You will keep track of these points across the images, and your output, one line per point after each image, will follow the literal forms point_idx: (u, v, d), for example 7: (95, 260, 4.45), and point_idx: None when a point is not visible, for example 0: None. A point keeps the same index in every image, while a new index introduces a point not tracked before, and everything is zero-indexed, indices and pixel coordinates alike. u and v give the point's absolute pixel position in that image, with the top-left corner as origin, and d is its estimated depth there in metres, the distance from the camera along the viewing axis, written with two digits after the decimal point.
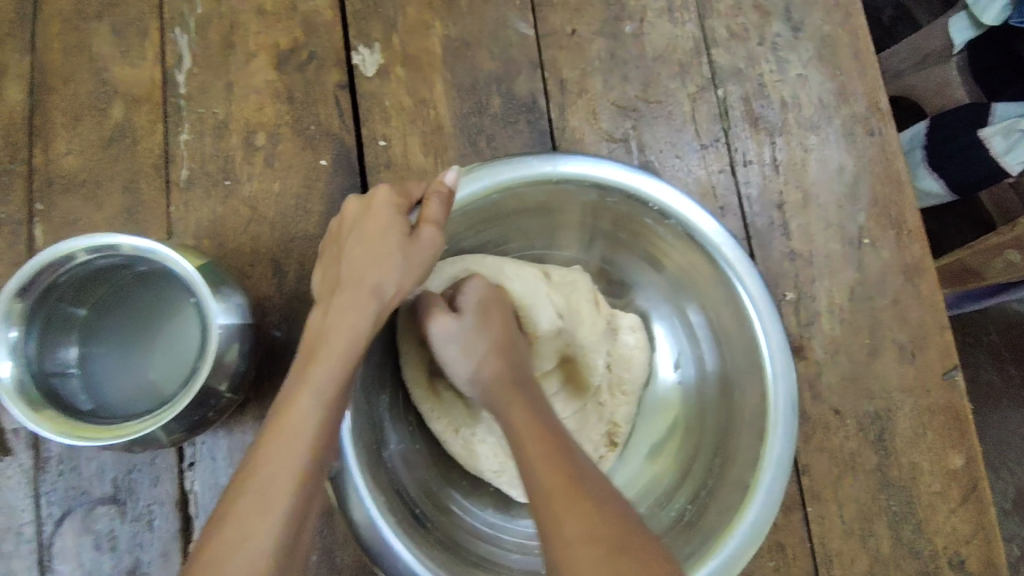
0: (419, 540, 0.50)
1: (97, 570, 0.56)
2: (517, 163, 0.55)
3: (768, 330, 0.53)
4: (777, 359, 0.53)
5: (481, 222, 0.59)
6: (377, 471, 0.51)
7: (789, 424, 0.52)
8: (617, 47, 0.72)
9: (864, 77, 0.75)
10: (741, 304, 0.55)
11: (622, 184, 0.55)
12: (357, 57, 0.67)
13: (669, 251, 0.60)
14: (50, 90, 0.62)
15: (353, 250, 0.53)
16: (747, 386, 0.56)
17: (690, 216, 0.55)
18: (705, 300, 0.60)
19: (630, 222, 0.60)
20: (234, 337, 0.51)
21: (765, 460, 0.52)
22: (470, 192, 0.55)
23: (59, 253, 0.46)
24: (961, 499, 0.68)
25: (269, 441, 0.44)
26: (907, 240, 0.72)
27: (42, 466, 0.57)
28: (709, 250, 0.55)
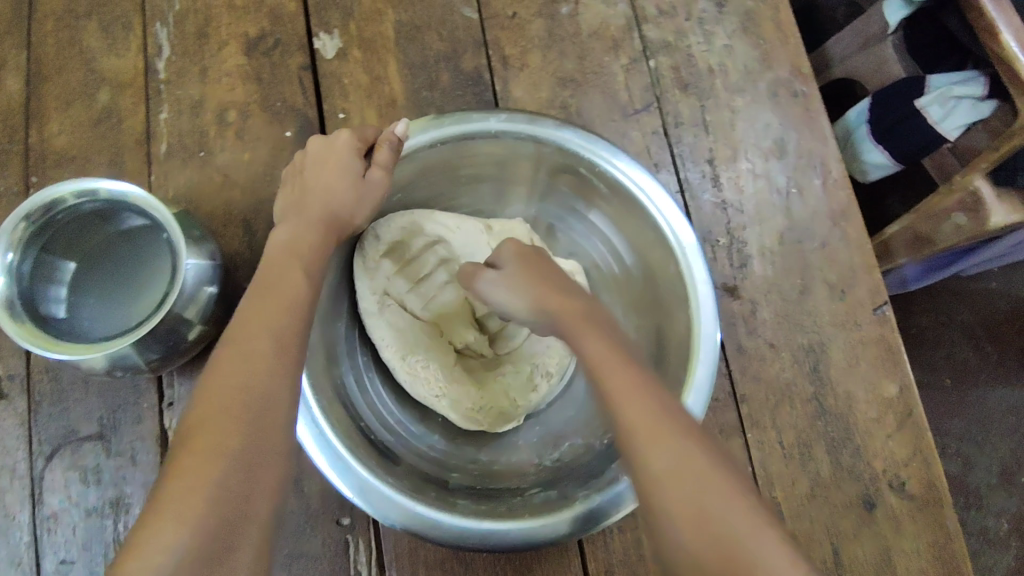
0: (368, 453, 0.55)
1: (84, 500, 0.61)
2: (463, 116, 0.61)
3: (694, 268, 0.59)
4: (702, 295, 0.58)
5: (433, 171, 0.66)
6: (326, 383, 0.56)
7: (714, 348, 0.57)
8: (555, 27, 0.79)
9: (786, 45, 0.82)
10: (668, 244, 0.60)
11: (557, 139, 0.61)
12: (318, 43, 0.75)
13: (606, 198, 0.65)
14: (45, 79, 0.71)
15: (314, 182, 0.61)
16: (680, 319, 0.60)
17: (620, 166, 0.61)
18: (642, 242, 0.65)
19: (570, 177, 0.66)
20: (207, 276, 0.58)
21: (689, 384, 0.56)
22: (419, 141, 0.61)
23: (48, 197, 0.53)
24: (896, 424, 0.72)
25: (255, 313, 0.49)
26: (833, 188, 0.78)
27: (35, 408, 0.63)
28: (637, 197, 0.61)
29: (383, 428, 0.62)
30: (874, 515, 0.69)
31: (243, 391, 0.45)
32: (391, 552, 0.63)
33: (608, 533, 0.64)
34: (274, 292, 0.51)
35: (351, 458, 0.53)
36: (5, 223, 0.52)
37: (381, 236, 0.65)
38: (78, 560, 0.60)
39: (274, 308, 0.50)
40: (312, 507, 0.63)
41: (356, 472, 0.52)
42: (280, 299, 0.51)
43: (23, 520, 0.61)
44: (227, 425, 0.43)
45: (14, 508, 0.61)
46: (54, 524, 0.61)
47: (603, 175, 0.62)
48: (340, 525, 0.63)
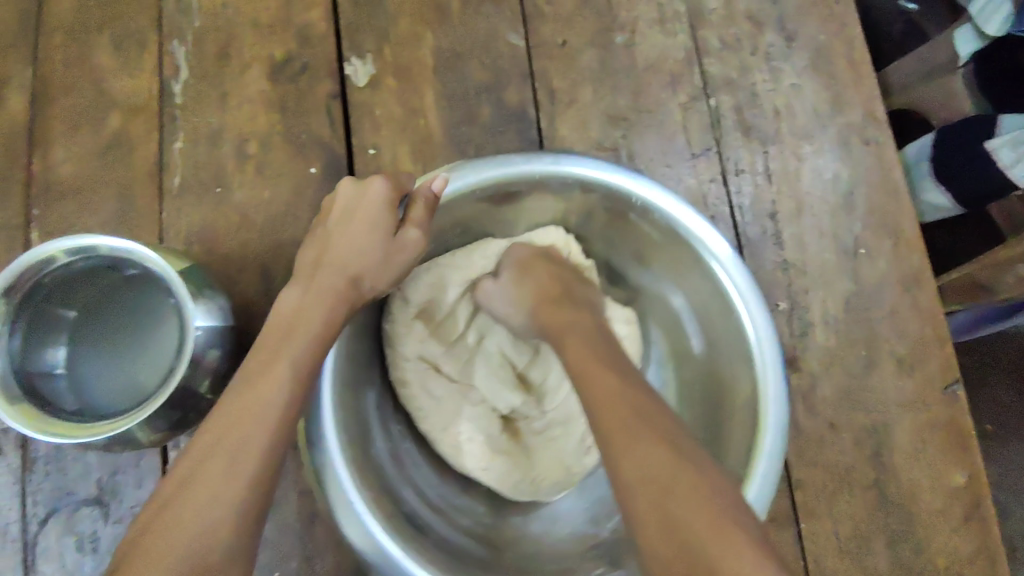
0: (416, 536, 0.50)
1: (79, 570, 0.56)
2: (503, 161, 0.54)
3: (756, 324, 0.52)
4: (768, 355, 0.52)
5: (470, 216, 0.60)
6: (363, 459, 0.51)
7: (780, 430, 0.51)
8: (608, 58, 0.72)
9: (860, 87, 0.75)
10: (728, 298, 0.54)
11: (603, 180, 0.55)
12: (349, 68, 0.68)
13: (657, 243, 0.59)
14: (51, 98, 0.64)
15: (336, 241, 0.54)
16: (740, 392, 0.54)
17: (676, 214, 0.54)
18: (698, 300, 0.59)
19: (614, 217, 0.59)
20: (215, 339, 0.52)
21: (758, 452, 0.50)
22: (453, 187, 0.54)
23: (39, 257, 0.48)
24: (964, 517, 0.66)
25: (233, 412, 0.44)
26: (905, 250, 0.71)
27: (30, 465, 0.58)
28: (699, 249, 0.55)
29: (419, 491, 0.57)
30: None
31: (198, 514, 0.40)
32: None
33: None
34: (256, 386, 0.45)
35: (388, 541, 0.47)
36: None
37: (411, 297, 0.60)
38: None
39: (247, 411, 0.44)
40: None
41: (394, 556, 0.47)
42: (257, 398, 0.45)
43: None
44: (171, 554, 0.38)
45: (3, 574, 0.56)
46: None
47: (658, 222, 0.56)
48: None
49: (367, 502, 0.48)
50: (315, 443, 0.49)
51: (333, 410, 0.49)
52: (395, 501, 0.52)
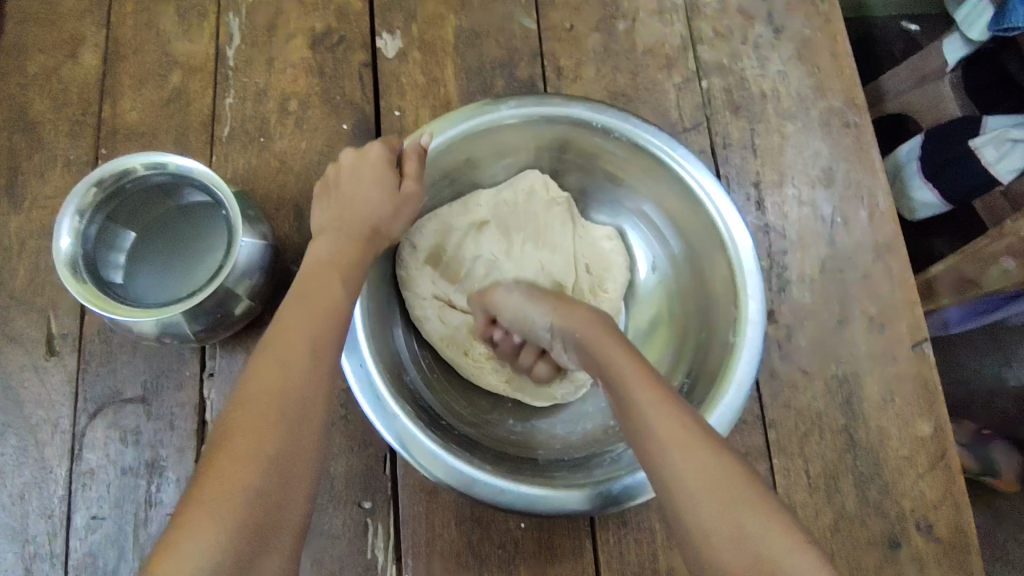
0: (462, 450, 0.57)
1: (122, 460, 0.63)
2: (484, 108, 0.62)
3: (721, 213, 0.60)
4: (734, 233, 0.59)
5: (458, 166, 0.68)
6: (394, 382, 0.58)
7: (759, 322, 0.57)
8: (611, 42, 0.80)
9: (841, 75, 0.82)
10: (694, 194, 0.61)
11: (568, 112, 0.62)
12: (380, 41, 0.77)
13: (639, 169, 0.66)
14: (122, 57, 0.74)
15: (349, 196, 0.61)
16: (723, 295, 0.60)
17: (653, 139, 0.61)
18: (679, 219, 0.66)
19: (579, 146, 0.67)
20: (249, 269, 0.59)
21: (744, 318, 0.57)
22: (446, 137, 0.62)
23: (120, 166, 0.56)
24: (929, 465, 0.70)
25: (306, 317, 0.51)
26: (878, 220, 0.77)
27: (83, 366, 0.65)
28: (675, 168, 0.61)
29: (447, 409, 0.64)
30: (898, 555, 0.68)
31: (280, 397, 0.46)
32: (410, 541, 0.63)
33: (624, 544, 0.64)
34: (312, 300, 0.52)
35: (419, 434, 0.54)
36: (77, 187, 0.55)
37: (418, 245, 0.68)
38: (108, 518, 0.61)
39: (314, 317, 0.51)
40: (336, 488, 0.64)
41: (426, 446, 0.54)
42: (315, 304, 0.52)
43: (60, 473, 0.62)
44: (265, 427, 0.45)
45: (52, 460, 0.63)
46: (89, 480, 0.62)
47: (636, 149, 0.63)
48: (362, 508, 0.64)
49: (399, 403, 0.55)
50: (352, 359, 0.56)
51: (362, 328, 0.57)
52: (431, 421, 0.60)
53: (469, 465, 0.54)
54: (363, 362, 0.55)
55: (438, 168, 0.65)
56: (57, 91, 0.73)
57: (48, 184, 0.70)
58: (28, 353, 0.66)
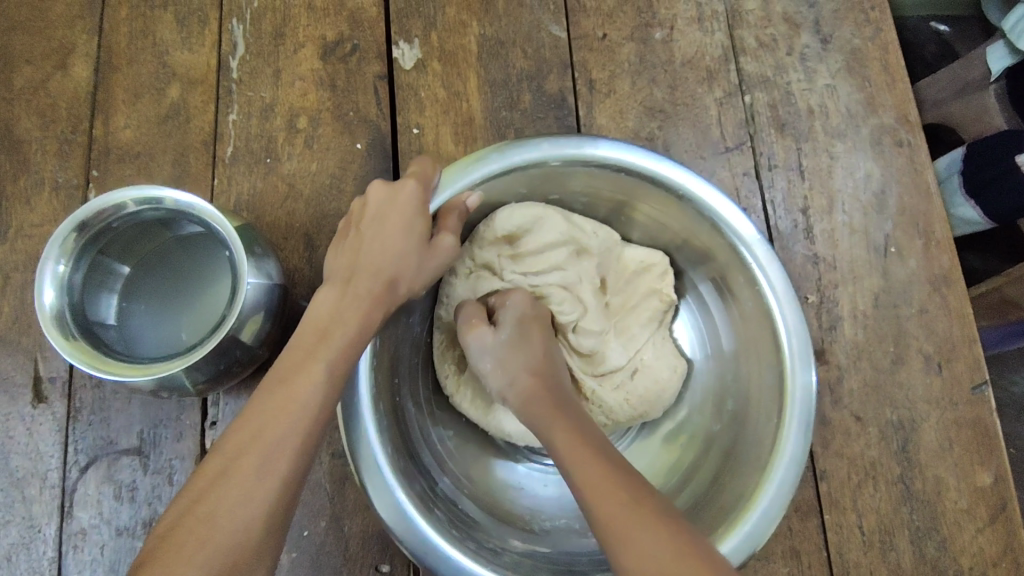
0: (455, 528, 0.52)
1: (116, 518, 0.58)
2: (566, 142, 0.55)
3: (788, 320, 0.53)
4: (796, 350, 0.53)
5: (520, 188, 0.60)
6: (394, 440, 0.53)
7: (796, 465, 0.51)
8: (646, 53, 0.74)
9: (894, 90, 0.76)
10: (762, 295, 0.55)
11: (652, 172, 0.56)
12: (397, 51, 0.71)
13: (714, 254, 0.59)
14: (115, 67, 0.68)
15: (371, 237, 0.54)
16: (766, 419, 0.54)
17: (740, 234, 0.55)
18: (738, 321, 0.59)
19: (657, 205, 0.59)
20: (256, 313, 0.53)
21: (782, 448, 0.51)
22: (455, 188, 0.55)
23: (111, 202, 0.50)
24: (989, 518, 0.65)
25: (269, 407, 0.45)
26: (935, 250, 0.71)
27: (74, 414, 0.60)
28: (750, 269, 0.55)
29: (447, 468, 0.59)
30: None
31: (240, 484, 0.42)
32: None
33: None
34: (289, 384, 0.47)
35: (419, 521, 0.49)
36: (56, 233, 0.48)
37: (477, 258, 0.61)
38: None
39: (278, 409, 0.45)
40: (351, 549, 0.59)
41: (428, 539, 0.49)
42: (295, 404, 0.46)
43: (49, 534, 0.57)
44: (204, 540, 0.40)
45: (40, 520, 0.57)
46: (81, 541, 0.57)
47: (718, 236, 0.57)
48: (380, 571, 0.58)
49: (388, 464, 0.50)
50: (350, 398, 0.51)
51: (368, 394, 0.51)
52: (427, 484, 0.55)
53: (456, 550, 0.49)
54: (362, 408, 0.50)
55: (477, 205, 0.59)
56: (44, 106, 0.66)
57: (35, 210, 0.64)
58: (15, 399, 0.60)
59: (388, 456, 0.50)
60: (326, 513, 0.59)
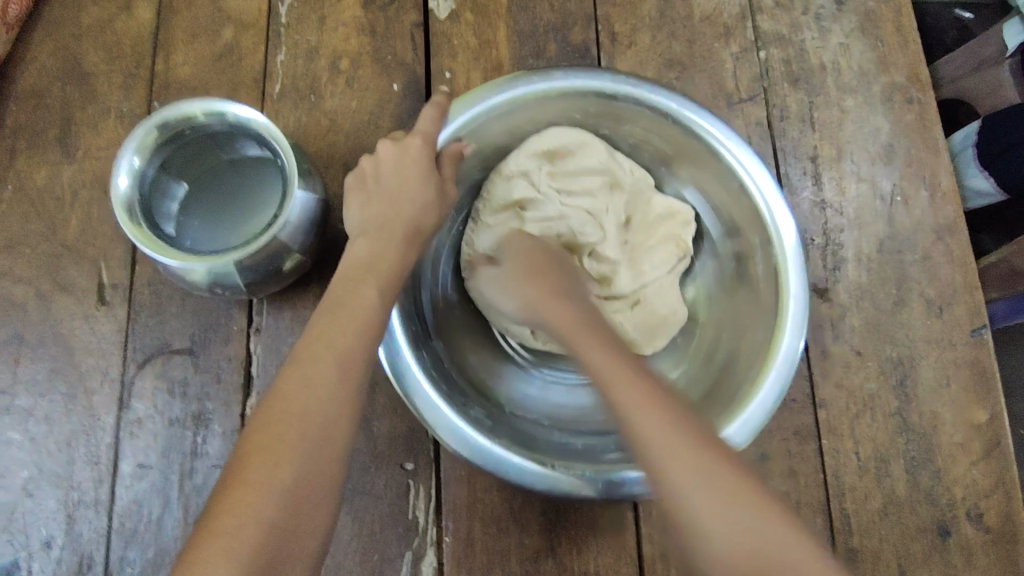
0: (475, 418, 0.57)
1: (169, 410, 0.63)
2: (602, 75, 0.60)
3: (785, 243, 0.58)
4: (792, 271, 0.58)
5: (552, 116, 0.65)
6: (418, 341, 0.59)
7: (778, 391, 0.55)
8: (667, 9, 0.78)
9: (906, 51, 0.79)
10: (763, 221, 0.59)
11: (674, 110, 0.60)
12: (433, 2, 0.76)
13: (734, 211, 0.63)
14: (175, 10, 0.74)
15: (390, 186, 0.59)
16: (756, 353, 0.58)
17: (765, 192, 0.59)
18: (747, 273, 0.63)
19: (676, 145, 0.64)
20: (303, 223, 0.59)
21: (774, 354, 0.56)
22: (524, 90, 0.60)
23: (184, 111, 0.56)
24: (982, 452, 0.68)
25: (330, 328, 0.50)
26: (940, 201, 0.75)
27: (132, 317, 0.66)
28: (767, 226, 0.59)
29: (453, 351, 0.66)
30: (947, 543, 0.66)
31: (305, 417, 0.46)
32: (451, 503, 0.63)
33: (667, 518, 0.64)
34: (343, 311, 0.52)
35: (441, 406, 0.55)
36: (138, 130, 0.55)
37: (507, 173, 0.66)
38: (155, 467, 0.62)
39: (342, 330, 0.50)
40: (379, 448, 0.64)
41: (447, 419, 0.54)
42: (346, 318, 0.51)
43: (108, 422, 0.63)
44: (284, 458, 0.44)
45: (100, 409, 0.64)
46: (137, 429, 0.63)
47: (743, 196, 0.61)
48: (405, 469, 0.64)
49: (401, 329, 0.57)
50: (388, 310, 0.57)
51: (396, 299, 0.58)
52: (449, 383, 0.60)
53: (445, 404, 0.55)
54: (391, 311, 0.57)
55: (530, 118, 0.65)
56: (111, 43, 0.73)
57: (101, 135, 0.70)
58: (80, 302, 0.66)
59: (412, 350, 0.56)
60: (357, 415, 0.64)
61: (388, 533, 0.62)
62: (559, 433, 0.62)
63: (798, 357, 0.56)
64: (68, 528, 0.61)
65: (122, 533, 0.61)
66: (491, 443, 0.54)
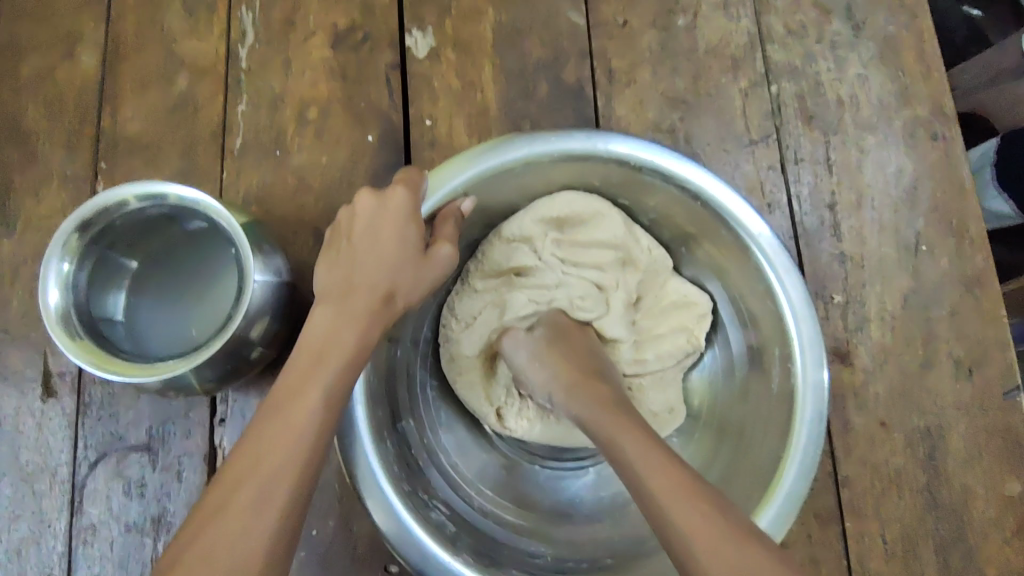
0: (452, 538, 0.51)
1: (125, 515, 0.57)
2: (617, 142, 0.54)
3: (804, 336, 0.51)
4: (809, 369, 0.51)
5: (560, 179, 0.59)
6: (389, 442, 0.52)
7: (791, 504, 0.49)
8: (669, 40, 0.71)
9: (929, 81, 0.72)
10: (779, 307, 0.53)
11: (691, 184, 0.53)
12: (409, 39, 0.68)
13: (748, 295, 0.57)
14: (122, 56, 0.66)
15: (364, 244, 0.50)
16: (760, 473, 0.52)
17: (794, 302, 0.52)
18: (759, 380, 0.56)
19: (693, 219, 0.57)
20: (264, 311, 0.52)
21: (788, 461, 0.50)
22: (529, 152, 0.54)
23: (112, 199, 0.49)
24: (1017, 529, 0.63)
25: (269, 433, 0.42)
26: (969, 249, 0.68)
27: (83, 410, 0.59)
28: (789, 340, 0.52)
29: (423, 430, 0.59)
30: None
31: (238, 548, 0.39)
32: None
33: None
34: (289, 413, 0.43)
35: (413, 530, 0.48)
36: (59, 232, 0.48)
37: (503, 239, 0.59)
38: None
39: (281, 434, 0.42)
40: (359, 550, 0.58)
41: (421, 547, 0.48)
42: (304, 421, 0.43)
43: (59, 528, 0.57)
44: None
45: (50, 514, 0.57)
46: (91, 537, 0.57)
47: (769, 300, 0.54)
48: (389, 571, 0.57)
49: (366, 422, 0.50)
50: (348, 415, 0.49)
51: (363, 402, 0.50)
52: (423, 489, 0.54)
53: (407, 514, 0.49)
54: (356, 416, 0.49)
55: (542, 181, 0.58)
56: (52, 97, 0.65)
57: (43, 203, 0.63)
58: (24, 394, 0.59)
59: (382, 462, 0.49)
60: (335, 513, 0.58)
61: None
62: (526, 541, 0.56)
63: (807, 492, 0.49)
64: None
65: None
66: (454, 559, 0.49)
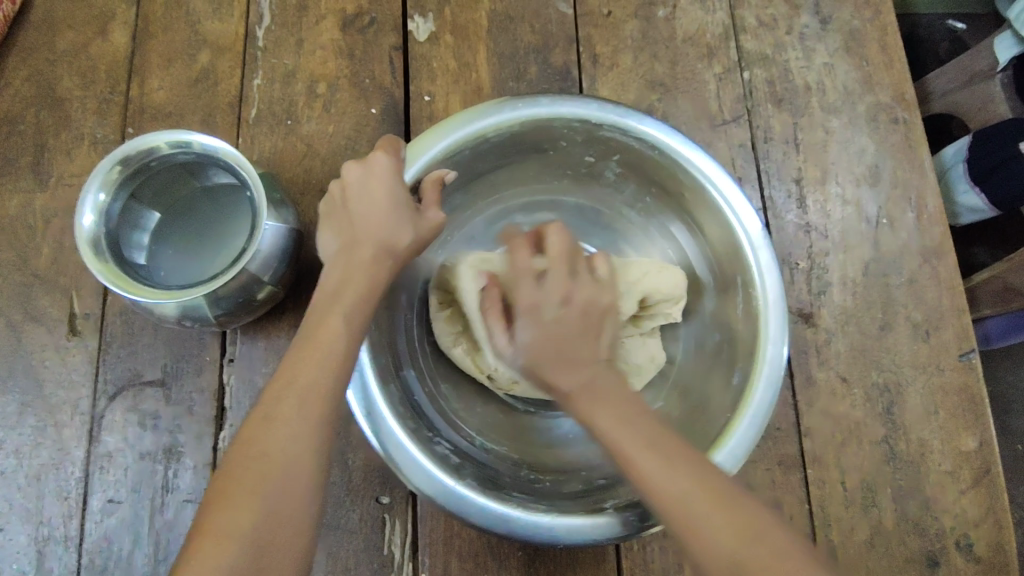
0: (455, 466, 0.55)
1: (140, 444, 0.62)
2: (580, 103, 0.59)
3: (762, 267, 0.57)
4: (771, 295, 0.57)
5: (533, 145, 0.64)
6: (391, 384, 0.57)
7: (761, 418, 0.54)
8: (649, 30, 0.77)
9: (892, 70, 0.78)
10: (739, 243, 0.58)
11: (650, 137, 0.59)
12: (412, 24, 0.75)
13: (713, 239, 0.62)
14: (151, 34, 0.73)
15: (359, 205, 0.55)
16: (737, 389, 0.57)
17: (752, 235, 0.58)
18: (728, 319, 0.62)
19: (656, 172, 0.63)
20: (276, 255, 0.58)
21: (756, 381, 0.55)
22: (503, 117, 0.59)
23: (146, 143, 0.55)
24: (972, 481, 0.67)
25: (297, 354, 0.48)
26: (927, 223, 0.73)
27: (104, 348, 0.64)
28: (751, 271, 0.58)
29: (423, 380, 0.64)
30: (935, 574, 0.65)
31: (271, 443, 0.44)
32: (427, 538, 0.62)
33: (648, 550, 0.63)
34: (311, 344, 0.49)
35: (417, 455, 0.53)
36: (101, 165, 0.54)
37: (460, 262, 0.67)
38: (125, 501, 0.61)
39: (313, 355, 0.48)
40: (353, 481, 0.62)
41: (425, 470, 0.53)
42: (316, 347, 0.48)
43: (77, 456, 0.62)
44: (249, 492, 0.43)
45: (70, 443, 0.62)
46: (108, 463, 0.62)
47: (729, 237, 0.59)
48: (380, 503, 0.62)
49: (370, 366, 0.54)
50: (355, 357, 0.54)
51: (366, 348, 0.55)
52: (426, 426, 0.59)
53: (412, 443, 0.53)
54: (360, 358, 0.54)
55: (518, 147, 0.64)
56: (85, 68, 0.72)
57: (73, 162, 0.69)
58: (52, 333, 0.65)
59: (384, 397, 0.54)
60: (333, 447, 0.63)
61: (363, 568, 0.61)
62: (526, 471, 0.61)
63: (774, 407, 0.54)
64: (38, 564, 0.60)
65: (91, 570, 0.60)
66: (458, 484, 0.53)
